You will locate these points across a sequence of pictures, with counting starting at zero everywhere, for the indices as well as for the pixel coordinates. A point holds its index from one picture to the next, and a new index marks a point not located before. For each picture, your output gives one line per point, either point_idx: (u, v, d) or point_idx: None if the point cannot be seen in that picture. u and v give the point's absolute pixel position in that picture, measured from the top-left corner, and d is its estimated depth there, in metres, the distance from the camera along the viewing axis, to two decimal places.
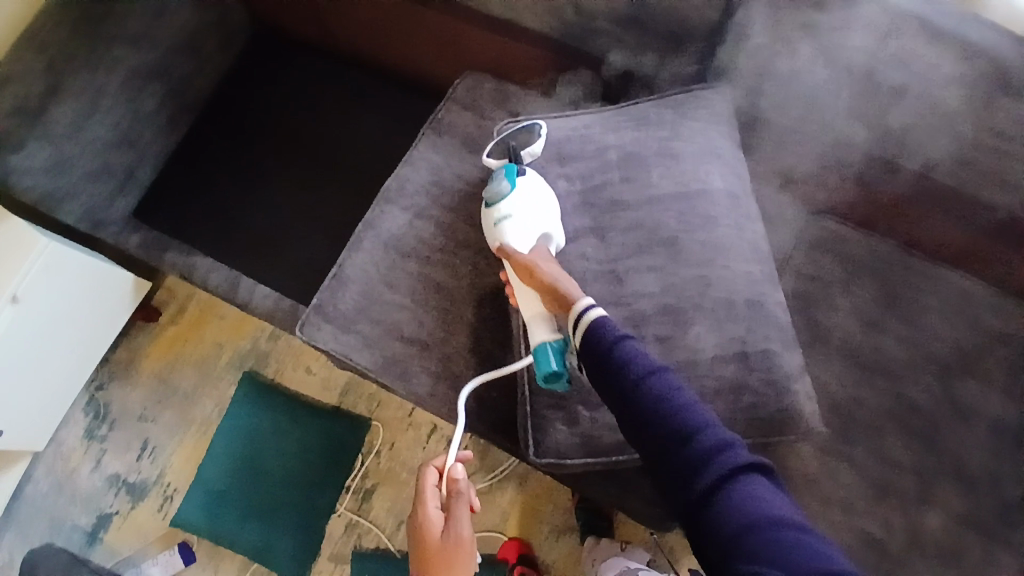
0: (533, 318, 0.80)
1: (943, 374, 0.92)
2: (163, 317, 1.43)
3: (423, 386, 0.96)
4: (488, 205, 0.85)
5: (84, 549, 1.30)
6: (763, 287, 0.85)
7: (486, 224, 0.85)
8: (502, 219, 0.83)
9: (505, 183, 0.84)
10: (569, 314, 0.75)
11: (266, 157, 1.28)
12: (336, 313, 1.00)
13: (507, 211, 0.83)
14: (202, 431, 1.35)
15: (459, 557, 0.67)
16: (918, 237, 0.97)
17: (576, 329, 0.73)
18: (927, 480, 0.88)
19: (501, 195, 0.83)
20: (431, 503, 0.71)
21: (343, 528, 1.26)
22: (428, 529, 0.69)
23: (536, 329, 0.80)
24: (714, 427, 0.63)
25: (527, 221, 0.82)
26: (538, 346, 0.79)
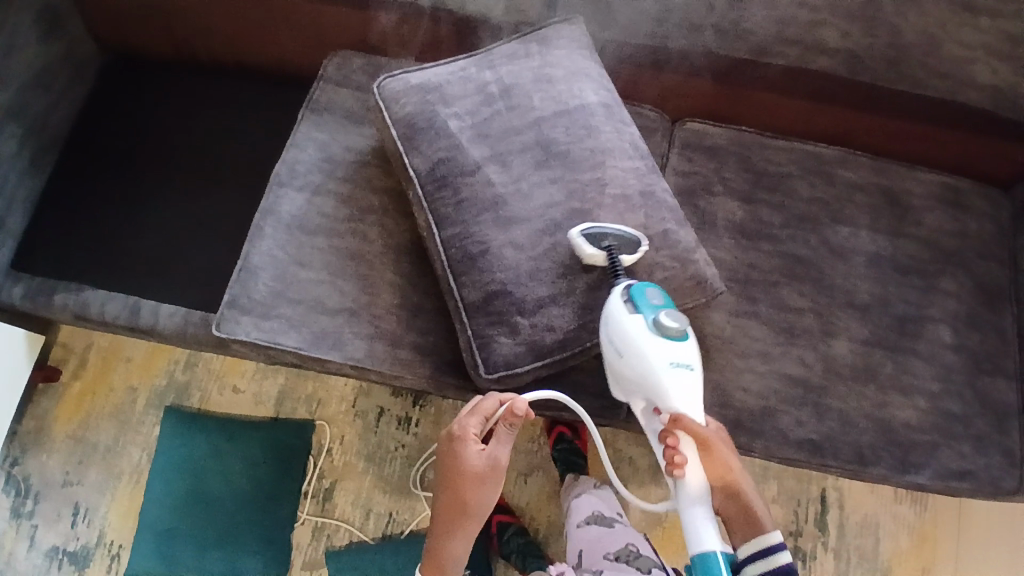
0: (701, 504, 0.79)
1: (816, 226, 1.04)
2: (65, 375, 1.32)
3: (358, 350, 0.95)
4: (657, 338, 0.78)
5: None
6: (651, 179, 0.92)
7: (648, 357, 0.78)
8: (676, 365, 0.78)
9: (679, 320, 0.79)
10: (754, 541, 0.79)
11: (143, 178, 1.22)
12: (251, 304, 0.98)
13: (682, 358, 0.79)
14: (135, 479, 1.26)
15: (492, 476, 0.83)
16: (766, 117, 1.11)
17: (763, 564, 0.78)
18: (826, 318, 0.99)
19: (675, 334, 0.78)
20: (473, 427, 0.83)
21: (310, 534, 1.21)
22: (469, 449, 0.83)
23: (704, 528, 0.78)
24: None
25: (695, 379, 0.80)
26: (703, 556, 0.77)
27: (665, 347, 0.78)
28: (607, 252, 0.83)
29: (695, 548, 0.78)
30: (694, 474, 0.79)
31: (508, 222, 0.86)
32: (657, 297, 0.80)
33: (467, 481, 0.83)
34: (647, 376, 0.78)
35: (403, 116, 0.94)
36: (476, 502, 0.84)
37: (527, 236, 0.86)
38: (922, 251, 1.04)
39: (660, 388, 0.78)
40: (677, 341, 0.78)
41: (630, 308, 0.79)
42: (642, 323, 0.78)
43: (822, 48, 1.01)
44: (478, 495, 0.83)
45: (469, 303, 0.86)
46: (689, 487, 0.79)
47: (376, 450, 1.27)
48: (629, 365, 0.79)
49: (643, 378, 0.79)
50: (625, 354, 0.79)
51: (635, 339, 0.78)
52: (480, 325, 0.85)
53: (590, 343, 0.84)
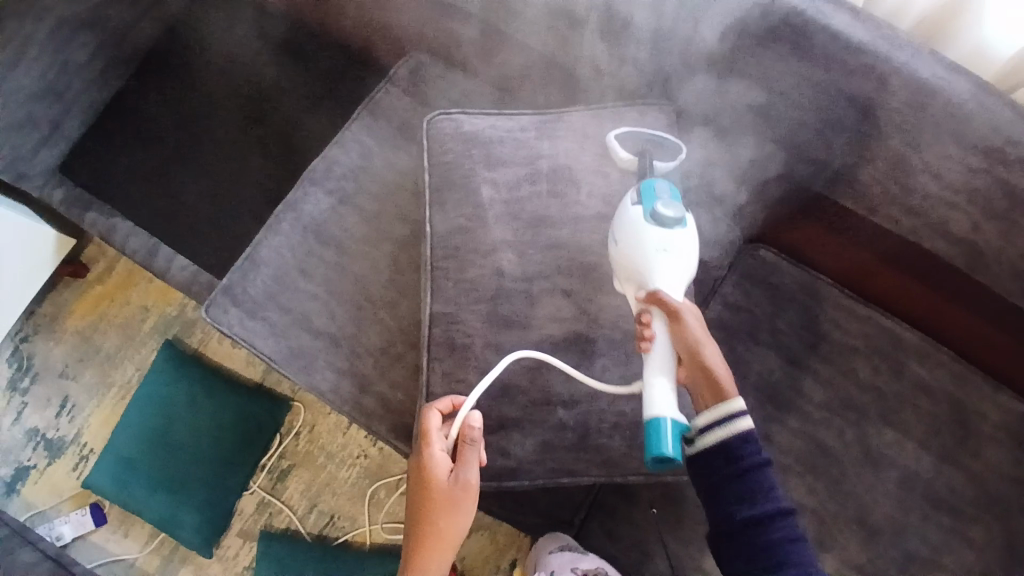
0: (664, 373, 0.69)
1: (857, 419, 0.90)
2: (91, 274, 1.38)
3: (327, 381, 0.92)
4: (650, 225, 0.71)
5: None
6: None
7: (638, 240, 0.71)
8: (665, 253, 0.70)
9: (679, 212, 0.72)
10: (715, 406, 0.71)
11: (198, 117, 1.19)
12: (243, 297, 0.96)
13: (675, 249, 0.71)
14: (121, 394, 1.32)
15: (466, 503, 0.71)
16: (853, 273, 0.96)
17: (719, 431, 0.70)
18: (824, 526, 0.87)
19: (673, 223, 0.71)
20: (438, 443, 0.72)
21: (254, 505, 1.25)
22: (436, 471, 0.71)
23: (660, 392, 0.68)
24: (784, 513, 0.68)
25: (687, 272, 0.72)
26: (652, 418, 0.66)
27: (656, 233, 0.71)
28: (639, 157, 0.82)
29: (646, 410, 0.67)
30: (661, 348, 0.70)
31: (500, 323, 0.78)
32: (664, 192, 0.73)
33: (436, 507, 0.70)
34: (635, 258, 0.71)
35: (442, 163, 0.87)
36: (451, 535, 0.71)
37: (516, 346, 0.78)
38: (969, 491, 0.88)
39: (647, 268, 0.71)
40: (671, 229, 0.71)
41: (634, 201, 0.74)
42: (640, 212, 0.72)
43: (943, 230, 0.82)
44: (449, 524, 0.70)
45: (433, 394, 0.79)
46: (654, 357, 0.70)
47: (340, 451, 1.27)
48: (621, 250, 0.73)
49: (631, 266, 0.72)
50: (619, 242, 0.73)
51: (630, 224, 0.72)
52: None
53: (543, 480, 0.78)
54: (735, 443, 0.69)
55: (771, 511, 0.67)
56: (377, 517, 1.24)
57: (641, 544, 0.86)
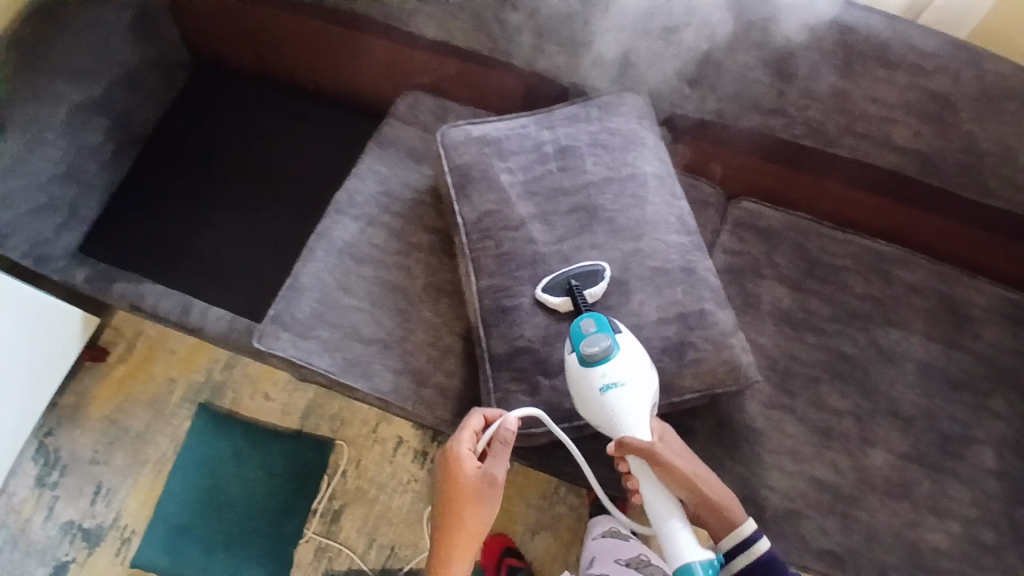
0: (676, 520, 0.78)
1: (866, 325, 1.01)
2: (112, 358, 1.39)
3: (385, 382, 0.97)
4: (589, 368, 0.77)
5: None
6: (694, 256, 0.91)
7: (585, 390, 0.78)
8: (612, 387, 0.77)
9: (606, 345, 0.77)
10: (728, 537, 0.80)
11: (217, 187, 1.30)
12: (292, 322, 1.01)
13: (617, 378, 0.77)
14: (159, 468, 1.31)
15: (489, 496, 0.79)
16: (819, 203, 1.10)
17: (744, 557, 0.79)
18: (865, 423, 0.95)
19: (605, 358, 0.77)
20: (469, 443, 0.80)
21: (312, 553, 1.23)
22: (463, 464, 0.79)
23: (683, 540, 0.77)
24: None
25: (638, 392, 0.78)
26: (683, 566, 0.76)
27: (598, 373, 0.77)
28: (571, 295, 0.84)
29: (676, 560, 0.77)
30: (659, 495, 0.79)
31: (541, 282, 0.87)
32: (589, 324, 0.79)
33: (463, 497, 0.78)
34: (594, 409, 0.78)
35: (460, 164, 0.98)
36: (474, 523, 0.78)
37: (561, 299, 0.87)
38: (976, 368, 0.98)
39: (610, 416, 0.78)
40: (608, 360, 0.77)
41: (566, 349, 0.80)
42: (574, 360, 0.79)
43: (890, 144, 1.00)
44: (474, 512, 0.78)
45: (495, 355, 0.87)
46: (660, 510, 0.78)
47: (389, 480, 1.28)
48: (579, 401, 0.79)
49: (595, 413, 0.78)
50: (574, 395, 0.80)
51: (573, 378, 0.79)
52: (501, 382, 0.86)
53: None
54: (763, 565, 0.79)
55: None
56: None
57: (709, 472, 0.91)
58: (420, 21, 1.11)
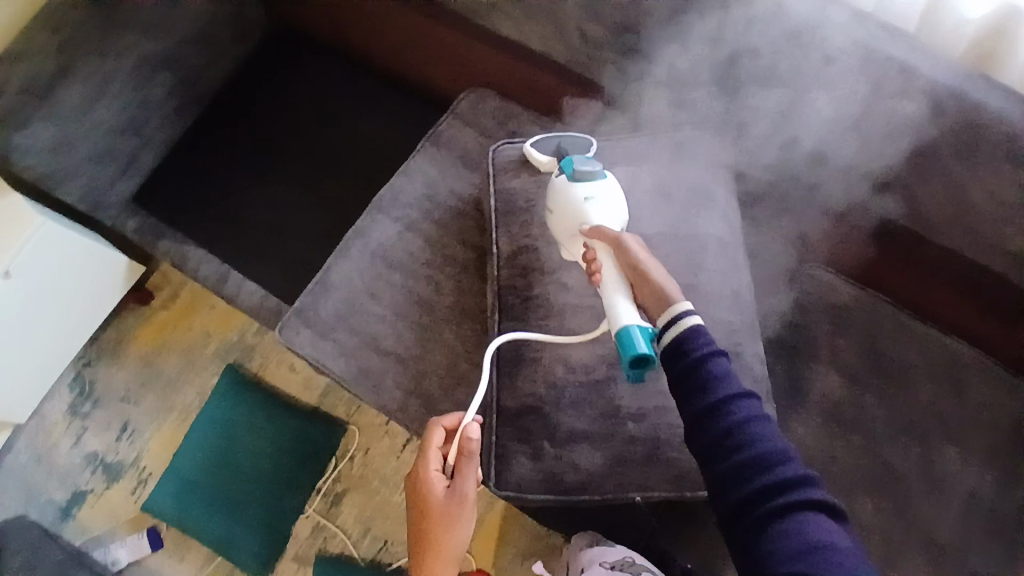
0: (619, 288, 0.73)
1: (925, 438, 0.90)
2: (155, 302, 1.44)
3: (395, 399, 0.95)
4: (572, 183, 0.80)
5: (56, 523, 1.31)
6: (742, 335, 0.84)
7: (563, 200, 0.80)
8: (590, 200, 0.79)
9: (594, 165, 0.81)
10: (662, 313, 0.70)
11: (272, 156, 1.29)
12: (315, 319, 1.00)
13: (596, 195, 0.79)
14: (182, 418, 1.37)
15: (463, 515, 0.75)
16: (903, 290, 0.98)
17: (672, 330, 0.68)
18: (897, 546, 0.86)
19: (589, 178, 0.80)
20: (434, 461, 0.76)
21: (309, 529, 1.26)
22: (433, 487, 0.75)
23: (621, 304, 0.72)
24: (741, 399, 0.63)
25: (615, 211, 0.79)
26: (620, 325, 0.70)
27: (579, 188, 0.80)
28: (558, 155, 0.87)
29: (614, 322, 0.71)
30: (608, 268, 0.75)
31: (568, 338, 0.81)
32: (580, 154, 0.83)
33: (436, 520, 0.75)
34: (566, 217, 0.80)
35: (506, 189, 0.91)
36: (452, 545, 0.75)
37: (586, 361, 0.80)
38: None
39: (583, 217, 0.79)
40: (591, 181, 0.80)
41: (556, 175, 0.83)
42: (560, 179, 0.82)
43: (999, 244, 0.86)
44: (450, 534, 0.74)
45: (504, 408, 0.81)
46: (608, 280, 0.74)
47: (393, 474, 1.28)
48: (555, 218, 0.81)
49: (568, 226, 0.80)
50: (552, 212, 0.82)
51: (553, 196, 0.82)
52: (506, 437, 0.81)
53: (615, 496, 0.78)
54: (700, 347, 0.66)
55: (728, 396, 0.63)
56: None
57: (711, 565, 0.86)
58: (498, 18, 1.04)
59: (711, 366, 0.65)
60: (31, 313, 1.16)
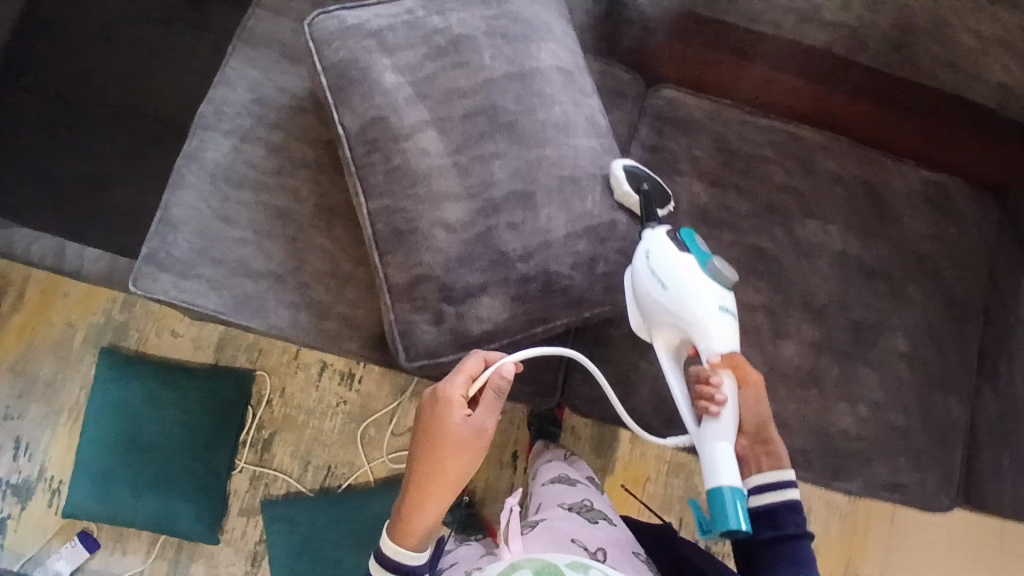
0: (728, 440, 0.69)
1: (785, 219, 0.98)
2: (4, 306, 1.27)
3: (284, 317, 0.91)
4: (709, 279, 0.72)
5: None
6: (605, 161, 0.83)
7: (695, 294, 0.71)
8: (725, 309, 0.72)
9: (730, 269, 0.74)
10: (769, 473, 0.73)
11: (67, 100, 1.09)
12: (169, 260, 0.92)
13: (731, 306, 0.73)
14: (76, 415, 1.25)
15: (474, 450, 0.70)
16: (735, 87, 1.03)
17: (771, 496, 0.72)
18: (779, 317, 0.95)
19: (727, 282, 0.73)
20: (462, 388, 0.71)
21: (248, 481, 1.22)
22: (453, 412, 0.70)
23: (727, 462, 0.68)
24: (807, 563, 0.68)
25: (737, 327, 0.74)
26: (714, 488, 0.67)
27: (716, 289, 0.72)
28: (643, 199, 0.80)
29: (708, 479, 0.68)
30: (731, 408, 0.71)
31: (439, 199, 0.78)
32: (705, 245, 0.76)
33: (444, 448, 0.69)
34: (684, 320, 0.72)
35: (335, 62, 0.83)
36: (455, 475, 0.70)
37: (460, 218, 0.77)
38: (892, 255, 0.98)
39: (709, 333, 0.71)
40: (727, 286, 0.73)
41: (681, 249, 0.74)
42: (692, 262, 0.73)
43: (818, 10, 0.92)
44: (453, 466, 0.69)
45: (394, 286, 0.78)
46: (722, 423, 0.70)
47: (318, 404, 1.25)
48: (671, 299, 0.72)
49: (686, 316, 0.71)
50: (669, 288, 0.72)
51: (687, 275, 0.72)
52: (402, 309, 0.78)
53: (519, 336, 0.79)
54: (781, 511, 0.71)
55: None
56: (374, 455, 1.23)
57: (623, 380, 0.91)
58: None
59: (795, 548, 0.69)
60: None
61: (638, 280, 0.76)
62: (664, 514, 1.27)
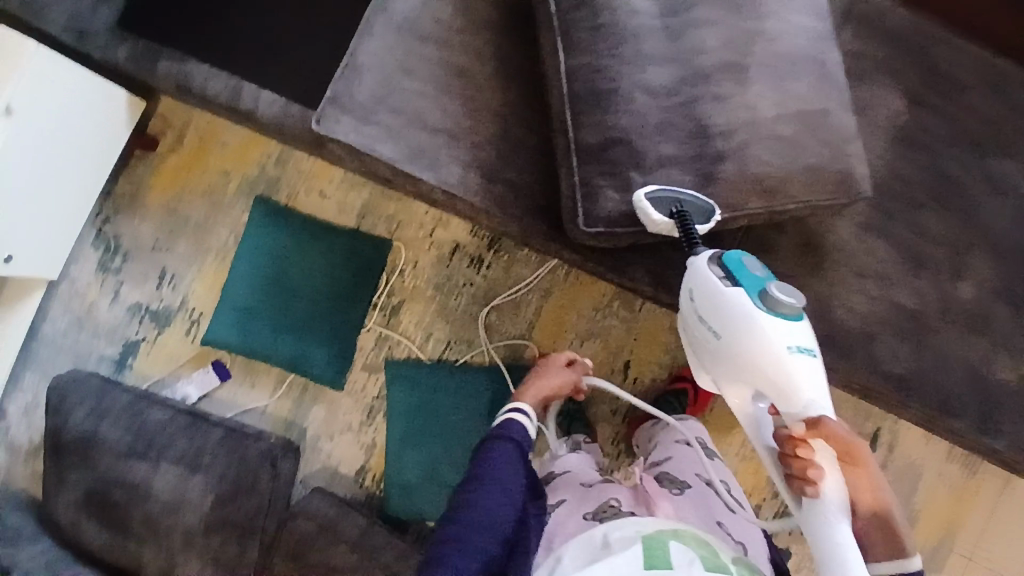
0: (843, 520, 0.66)
1: (987, 152, 0.90)
2: (162, 147, 1.33)
3: (453, 175, 0.92)
4: (767, 316, 0.68)
5: (114, 376, 1.30)
6: (824, 46, 0.79)
7: (757, 339, 0.68)
8: (796, 350, 0.68)
9: (789, 292, 0.69)
10: (891, 561, 0.68)
11: None
12: (352, 104, 0.93)
13: (802, 342, 0.68)
14: (221, 257, 1.31)
15: (563, 380, 1.04)
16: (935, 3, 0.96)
17: None
18: (960, 254, 0.89)
19: (789, 313, 0.69)
20: (564, 359, 1.09)
21: (373, 341, 1.28)
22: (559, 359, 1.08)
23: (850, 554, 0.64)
24: None
25: (817, 365, 0.69)
26: None
27: (778, 328, 0.68)
28: (677, 220, 0.72)
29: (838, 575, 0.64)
30: (831, 477, 0.68)
31: (643, 61, 0.76)
32: (758, 268, 0.71)
33: (547, 373, 1.04)
34: (754, 366, 0.69)
35: None
36: (550, 386, 1.02)
37: (664, 83, 0.76)
38: None
39: (787, 383, 0.68)
40: (788, 320, 0.69)
41: (726, 282, 0.70)
42: (746, 299, 0.69)
43: None
44: (550, 378, 1.03)
45: (584, 148, 0.77)
46: (825, 500, 0.67)
47: (446, 282, 1.29)
48: (732, 346, 0.70)
49: (756, 365, 0.69)
50: (725, 335, 0.70)
51: (742, 320, 0.69)
52: (590, 171, 0.77)
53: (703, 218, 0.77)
54: None
55: None
56: (493, 337, 1.28)
57: None
58: None
59: None
60: (49, 167, 1.07)
61: (698, 324, 0.74)
62: None
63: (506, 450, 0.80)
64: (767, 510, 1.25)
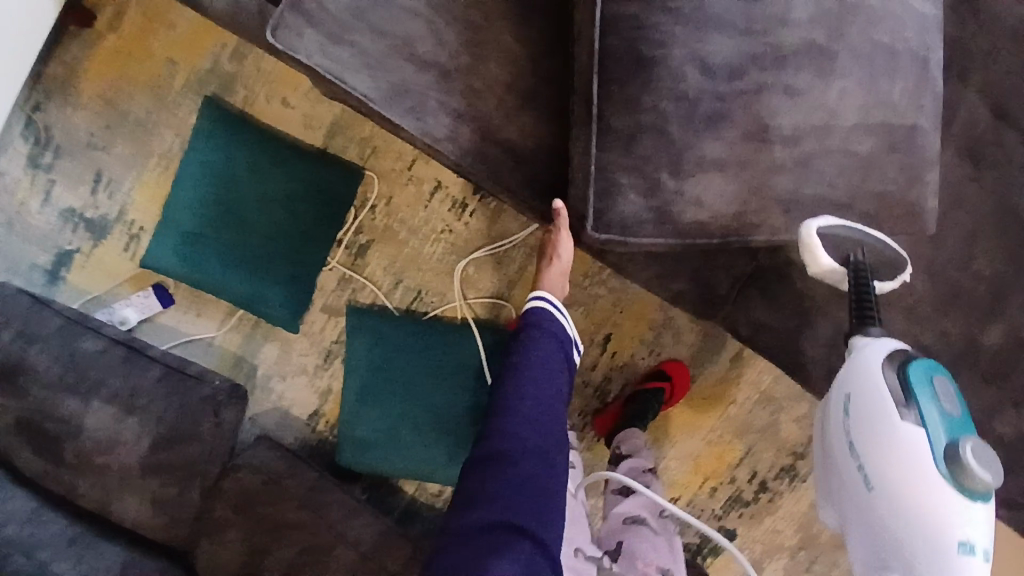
0: None
1: None
2: (102, 23, 1.13)
3: (441, 127, 0.75)
4: (943, 480, 0.59)
5: (45, 288, 1.15)
6: (930, 39, 0.67)
7: (915, 503, 0.59)
8: (963, 543, 0.58)
9: (987, 461, 0.59)
10: None
11: None
12: (320, 15, 0.73)
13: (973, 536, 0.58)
14: (166, 163, 1.15)
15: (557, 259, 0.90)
16: None
17: None
18: (1000, 295, 0.80)
19: (971, 487, 0.58)
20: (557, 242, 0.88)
21: (335, 282, 1.15)
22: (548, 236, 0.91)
23: None
24: None
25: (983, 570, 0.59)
26: None
27: (950, 501, 0.59)
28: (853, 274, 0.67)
29: None
30: None
31: (706, 24, 0.60)
32: (953, 408, 0.61)
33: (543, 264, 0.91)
34: (898, 533, 0.60)
35: None
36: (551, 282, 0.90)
37: (726, 60, 0.60)
38: None
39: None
40: (966, 497, 0.59)
41: (907, 415, 0.61)
42: (924, 447, 0.60)
43: None
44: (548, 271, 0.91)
45: (609, 130, 0.62)
46: None
47: (422, 225, 1.15)
48: (881, 501, 0.61)
49: (902, 532, 0.60)
50: (877, 487, 0.62)
51: (906, 475, 0.60)
52: (612, 163, 0.63)
53: (735, 235, 0.66)
54: None
55: None
56: (468, 293, 1.16)
57: None
58: None
59: None
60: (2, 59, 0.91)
61: (845, 451, 0.65)
62: (735, 437, 1.19)
63: (545, 341, 0.83)
64: (721, 493, 1.21)
